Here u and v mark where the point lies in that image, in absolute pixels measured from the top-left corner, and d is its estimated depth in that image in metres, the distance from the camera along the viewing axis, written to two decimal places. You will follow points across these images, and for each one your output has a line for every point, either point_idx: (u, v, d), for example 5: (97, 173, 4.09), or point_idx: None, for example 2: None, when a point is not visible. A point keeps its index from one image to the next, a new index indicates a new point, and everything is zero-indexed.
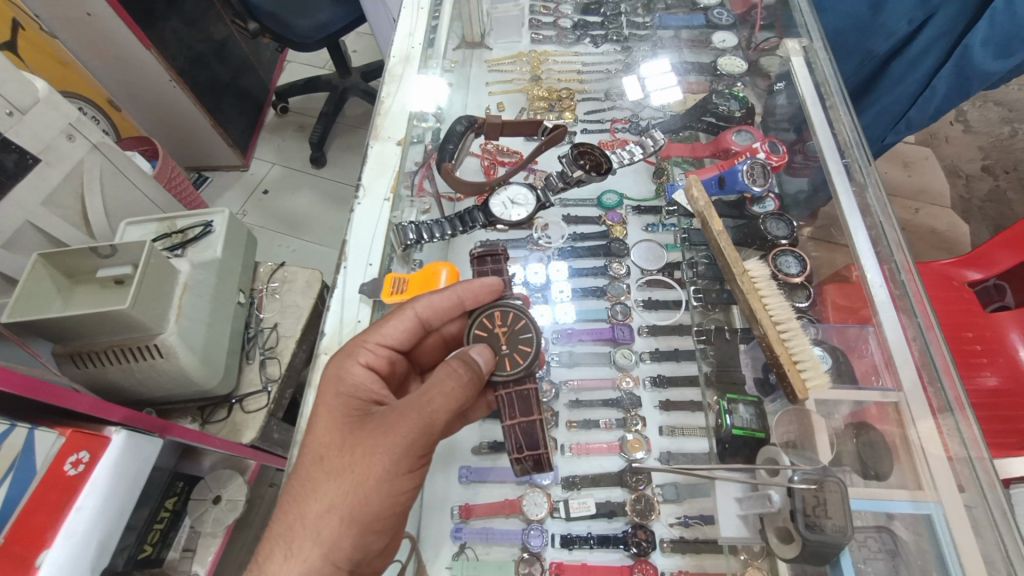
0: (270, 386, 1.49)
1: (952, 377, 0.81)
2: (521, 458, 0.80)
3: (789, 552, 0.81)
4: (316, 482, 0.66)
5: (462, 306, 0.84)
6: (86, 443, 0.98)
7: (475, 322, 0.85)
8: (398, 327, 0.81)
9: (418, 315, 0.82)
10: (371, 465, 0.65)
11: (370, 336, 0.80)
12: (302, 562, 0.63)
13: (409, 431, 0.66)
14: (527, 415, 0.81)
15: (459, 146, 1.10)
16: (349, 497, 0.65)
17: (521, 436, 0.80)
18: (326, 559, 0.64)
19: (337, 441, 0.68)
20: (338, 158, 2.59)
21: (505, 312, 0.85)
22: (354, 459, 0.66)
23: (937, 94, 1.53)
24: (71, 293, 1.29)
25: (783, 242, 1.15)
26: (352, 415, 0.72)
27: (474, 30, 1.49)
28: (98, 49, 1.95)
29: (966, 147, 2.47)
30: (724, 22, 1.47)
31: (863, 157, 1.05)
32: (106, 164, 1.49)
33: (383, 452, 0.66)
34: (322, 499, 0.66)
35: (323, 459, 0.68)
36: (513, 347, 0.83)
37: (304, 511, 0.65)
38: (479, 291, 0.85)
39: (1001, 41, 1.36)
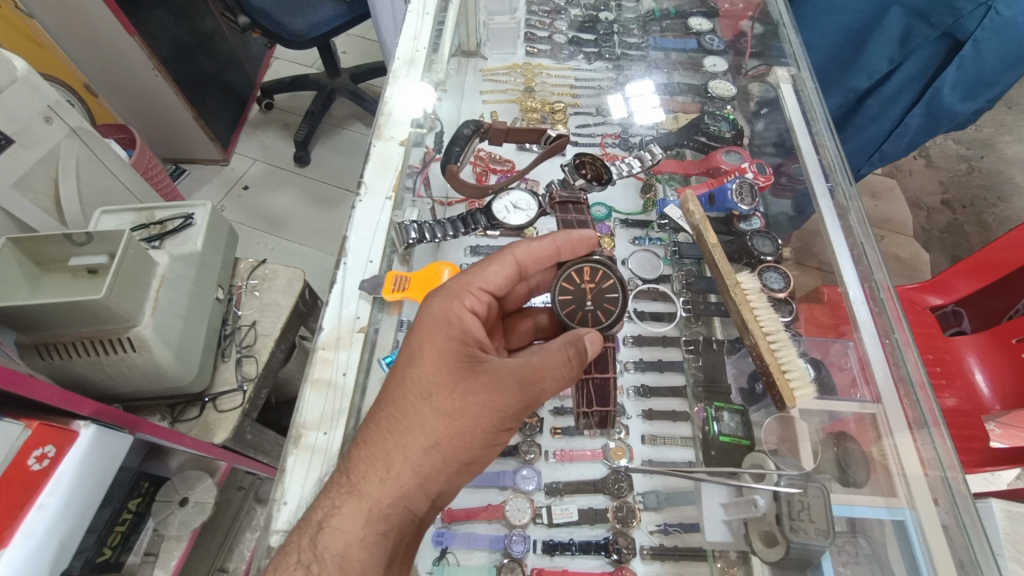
0: (246, 385, 1.45)
1: (927, 393, 0.85)
2: (589, 413, 0.93)
3: (772, 556, 0.85)
4: (423, 417, 0.70)
5: (557, 256, 0.89)
6: (53, 437, 0.93)
7: (563, 275, 0.89)
8: (497, 271, 0.85)
9: (518, 261, 0.86)
10: (478, 413, 0.70)
11: (474, 280, 0.83)
12: (399, 487, 0.67)
13: (517, 394, 0.72)
14: (603, 373, 0.93)
15: (465, 149, 1.12)
16: (454, 437, 0.70)
17: (593, 394, 0.92)
18: (419, 488, 0.68)
19: (447, 383, 0.72)
20: (323, 158, 2.57)
21: (594, 268, 0.91)
22: (469, 404, 0.70)
23: (909, 131, 1.64)
24: (39, 281, 1.24)
25: (769, 259, 1.19)
26: (460, 361, 0.74)
27: (471, 40, 1.52)
28: (78, 33, 1.89)
29: (927, 181, 2.62)
30: (716, 48, 1.54)
31: (846, 181, 1.11)
32: (84, 150, 1.45)
33: (493, 404, 0.71)
34: (426, 435, 0.69)
35: (431, 397, 0.71)
36: (600, 304, 0.89)
37: (406, 442, 0.69)
38: (572, 242, 0.90)
39: (968, 84, 1.48)
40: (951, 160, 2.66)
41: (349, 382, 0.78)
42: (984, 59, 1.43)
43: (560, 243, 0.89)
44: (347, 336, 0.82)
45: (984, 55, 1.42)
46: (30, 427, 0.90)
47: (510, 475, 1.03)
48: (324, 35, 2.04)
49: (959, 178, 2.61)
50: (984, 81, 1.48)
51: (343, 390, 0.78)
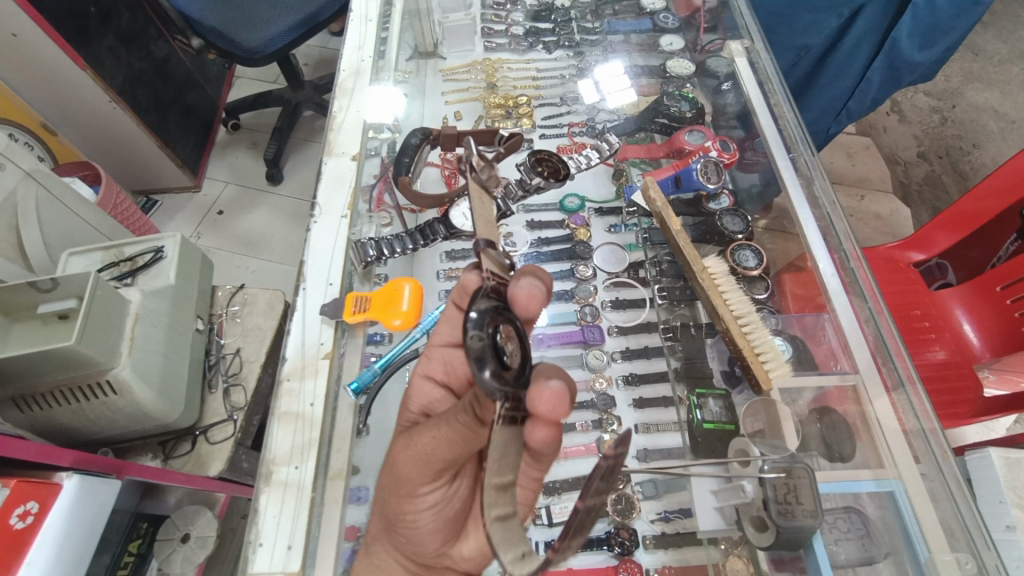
0: (236, 415, 1.43)
1: (902, 356, 0.86)
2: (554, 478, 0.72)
3: (765, 541, 0.84)
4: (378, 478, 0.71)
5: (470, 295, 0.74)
6: (34, 492, 0.91)
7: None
8: (449, 325, 0.79)
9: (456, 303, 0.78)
10: (387, 478, 0.65)
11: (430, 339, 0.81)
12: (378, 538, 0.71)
13: (411, 458, 0.61)
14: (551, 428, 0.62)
15: (414, 159, 1.03)
16: (386, 498, 0.67)
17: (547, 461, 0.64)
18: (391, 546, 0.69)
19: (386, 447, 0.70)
20: (294, 174, 2.53)
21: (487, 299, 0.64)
22: (385, 468, 0.67)
23: (873, 86, 1.64)
24: (10, 331, 1.21)
25: (740, 237, 1.18)
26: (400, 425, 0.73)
27: (426, 40, 1.49)
28: (27, 72, 1.84)
29: (902, 136, 2.61)
30: (670, 26, 1.51)
31: (809, 152, 1.10)
32: (43, 192, 1.41)
33: (395, 465, 0.64)
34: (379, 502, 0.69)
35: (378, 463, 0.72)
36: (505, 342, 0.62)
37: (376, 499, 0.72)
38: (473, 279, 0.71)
39: (924, 31, 1.48)
40: (923, 113, 2.66)
41: (318, 411, 0.77)
42: (936, 5, 1.43)
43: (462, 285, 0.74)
44: (312, 364, 0.81)
45: (937, 3, 1.43)
46: (9, 484, 0.88)
47: None
48: (283, 48, 2.00)
49: (932, 129, 2.61)
50: (939, 36, 1.49)
51: (313, 419, 0.76)
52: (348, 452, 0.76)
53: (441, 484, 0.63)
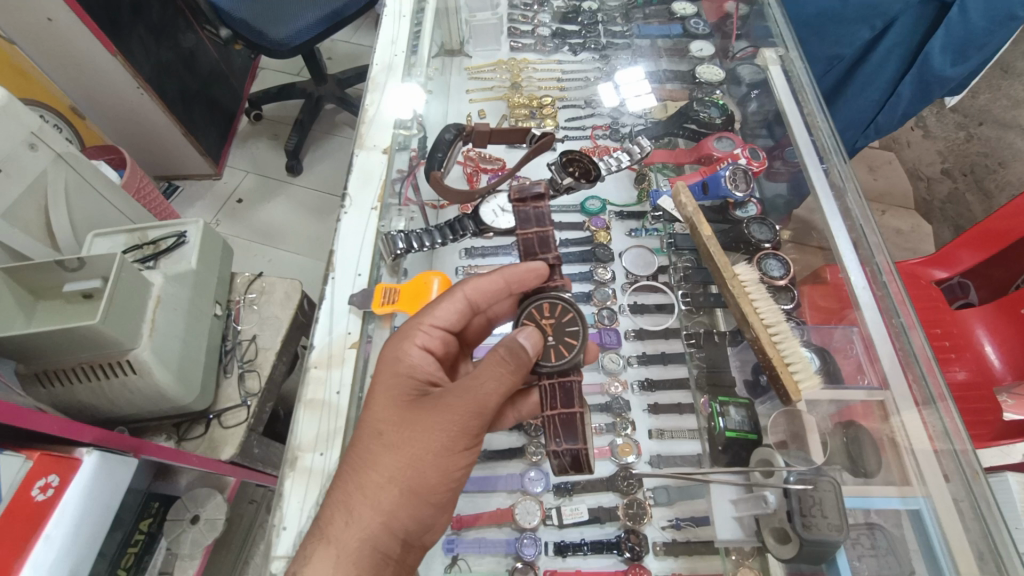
0: (250, 401, 1.44)
1: (935, 373, 0.84)
2: (558, 454, 0.75)
3: (786, 553, 0.83)
4: (375, 454, 0.67)
5: (508, 289, 0.83)
6: (55, 466, 0.93)
7: (522, 313, 0.84)
8: (449, 307, 0.82)
9: (468, 298, 0.82)
10: (430, 441, 0.66)
11: (423, 318, 0.80)
12: (363, 530, 0.64)
13: (470, 406, 0.66)
14: (569, 408, 0.77)
15: (447, 154, 1.08)
16: (410, 470, 0.66)
17: (559, 428, 0.76)
18: (383, 526, 0.65)
19: (395, 417, 0.69)
20: (314, 166, 2.55)
21: (553, 304, 0.84)
22: (413, 435, 0.67)
23: (903, 101, 1.62)
24: (36, 309, 1.24)
25: (767, 245, 1.17)
26: (410, 395, 0.72)
27: (453, 39, 1.50)
28: (60, 56, 1.87)
29: (926, 151, 2.58)
30: (701, 32, 1.50)
31: (841, 162, 1.09)
32: (72, 175, 1.44)
33: (439, 426, 0.66)
34: (379, 477, 0.66)
35: (381, 434, 0.69)
36: (560, 339, 0.80)
37: (365, 482, 0.66)
38: (524, 276, 0.83)
39: (956, 47, 1.45)
40: (949, 129, 2.62)
41: (343, 400, 0.77)
42: (971, 20, 1.41)
43: (507, 279, 0.82)
44: (339, 353, 0.81)
45: (971, 16, 1.41)
46: (31, 457, 0.90)
47: (518, 479, 1.03)
48: (308, 41, 2.01)
49: (957, 146, 2.57)
50: (971, 53, 1.47)
51: (337, 408, 0.77)
52: None
53: (474, 447, 0.69)
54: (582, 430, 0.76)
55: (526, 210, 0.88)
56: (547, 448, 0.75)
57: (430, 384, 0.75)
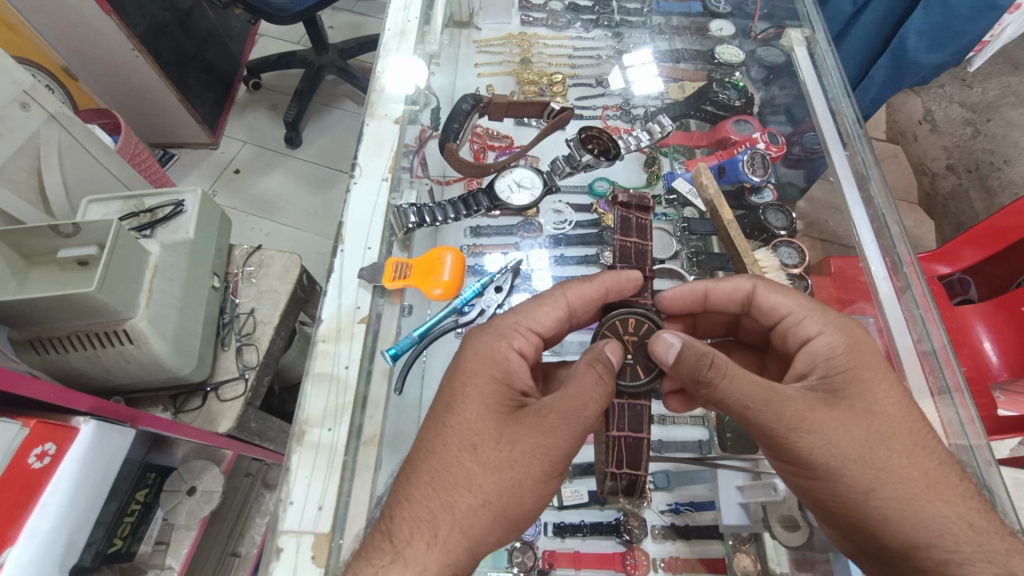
0: (247, 374, 1.43)
1: (952, 365, 0.84)
2: (618, 475, 0.77)
3: (795, 540, 0.86)
4: (469, 472, 0.63)
5: (606, 298, 0.83)
6: (52, 434, 0.91)
7: (607, 323, 0.84)
8: (550, 312, 0.80)
9: (569, 302, 0.81)
10: (531, 465, 0.64)
11: (522, 319, 0.79)
12: (448, 554, 0.59)
13: (572, 429, 0.66)
14: (637, 431, 0.78)
15: (464, 125, 1.11)
16: (507, 494, 0.63)
17: (625, 452, 0.78)
18: (469, 553, 0.60)
19: (494, 433, 0.65)
20: (313, 138, 2.50)
21: (639, 321, 0.84)
22: (515, 456, 0.64)
23: (875, 82, 1.63)
24: (28, 275, 1.21)
25: (782, 233, 1.15)
26: (506, 406, 0.68)
27: (462, 10, 1.45)
28: (50, 12, 1.80)
29: (932, 147, 2.55)
30: (722, 10, 1.45)
31: (864, 150, 1.06)
32: (65, 137, 1.39)
33: (543, 449, 0.65)
34: (474, 503, 0.61)
35: (475, 448, 0.64)
36: (639, 359, 0.82)
37: (456, 502, 0.61)
38: (622, 284, 0.84)
39: (933, 34, 1.46)
40: (955, 124, 2.59)
41: (352, 374, 0.76)
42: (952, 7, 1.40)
43: (607, 289, 0.82)
44: (348, 327, 0.80)
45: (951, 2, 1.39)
46: (28, 424, 0.88)
47: None
48: (309, 10, 1.95)
49: (964, 143, 2.54)
50: (946, 32, 1.45)
51: (347, 382, 0.76)
52: (381, 421, 0.74)
53: (564, 475, 0.67)
54: (646, 458, 0.78)
55: (629, 218, 0.92)
56: (606, 468, 0.77)
57: (522, 394, 0.72)
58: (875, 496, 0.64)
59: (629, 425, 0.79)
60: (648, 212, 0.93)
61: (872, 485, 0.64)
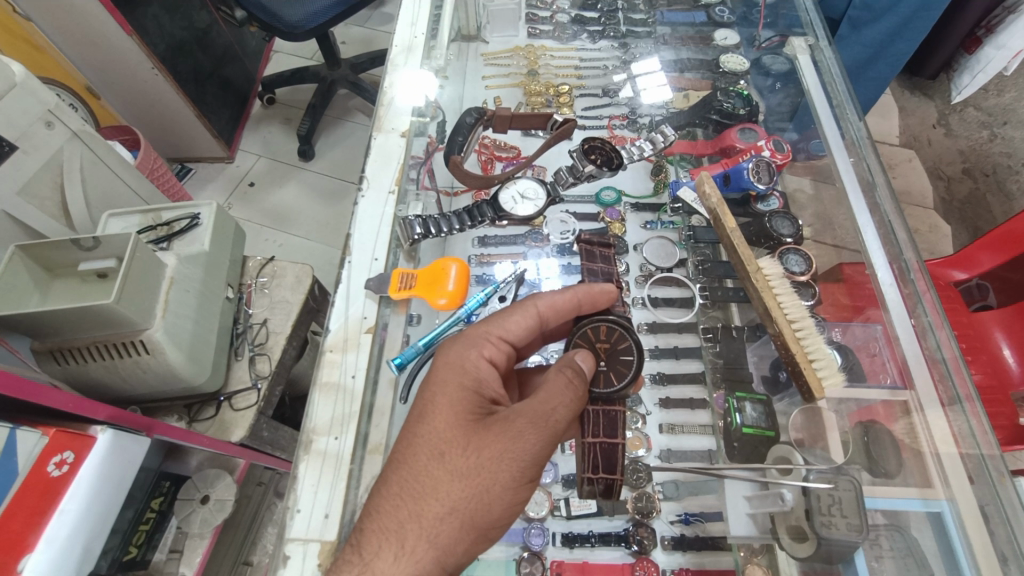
0: (260, 383, 1.45)
1: (962, 373, 0.83)
2: (593, 479, 0.78)
3: (801, 551, 0.83)
4: (438, 479, 0.64)
5: (578, 310, 0.83)
6: (70, 443, 0.93)
7: (579, 331, 0.85)
8: (520, 322, 0.79)
9: (541, 313, 0.79)
10: (499, 472, 0.64)
11: (494, 328, 0.78)
12: (415, 564, 0.60)
13: (541, 433, 0.66)
14: (611, 437, 0.79)
15: (468, 137, 1.12)
16: (474, 500, 0.63)
17: (599, 458, 0.78)
18: (437, 563, 0.61)
19: (461, 439, 0.66)
20: (325, 151, 2.54)
21: (611, 328, 0.85)
22: (481, 462, 0.64)
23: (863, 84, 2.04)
24: (49, 287, 1.24)
25: (789, 240, 1.15)
26: (473, 413, 0.69)
27: (471, 23, 1.49)
28: (75, 34, 1.87)
29: (947, 150, 2.52)
30: (726, 20, 1.47)
31: (870, 156, 1.06)
32: (87, 153, 1.43)
33: (512, 454, 0.65)
34: (441, 512, 0.62)
35: (444, 456, 0.65)
36: (612, 366, 0.82)
37: (424, 511, 0.62)
38: (594, 295, 0.84)
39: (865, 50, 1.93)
40: (972, 128, 2.56)
41: (358, 384, 0.77)
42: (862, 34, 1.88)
43: (581, 299, 0.83)
44: (354, 337, 0.81)
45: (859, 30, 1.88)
46: (47, 433, 0.90)
47: None
48: (322, 25, 1.98)
49: (980, 146, 2.51)
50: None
51: (353, 392, 0.77)
52: (386, 429, 0.77)
53: (534, 480, 0.67)
54: (621, 461, 0.78)
55: (593, 249, 0.96)
56: (582, 474, 0.78)
57: (492, 402, 0.73)
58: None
59: (604, 430, 0.79)
60: (611, 247, 0.98)
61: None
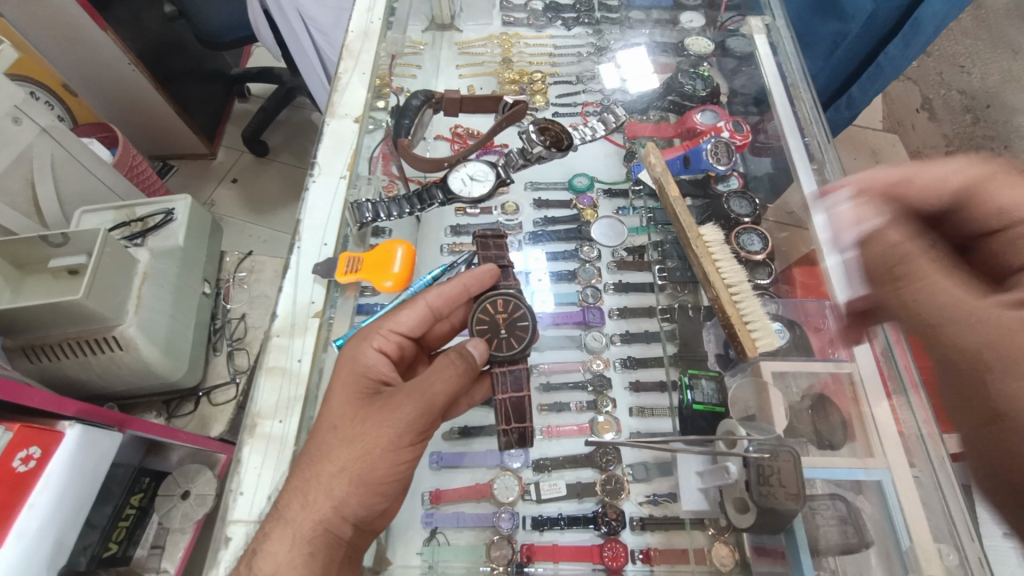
0: (238, 378, 1.46)
1: (899, 346, 0.86)
2: (508, 430, 0.83)
3: (745, 521, 0.83)
4: (330, 447, 0.67)
5: (467, 293, 0.85)
6: (37, 437, 0.93)
7: (478, 308, 0.86)
8: (411, 314, 0.82)
9: (429, 305, 0.82)
10: (379, 435, 0.67)
11: (383, 322, 0.81)
12: (317, 515, 0.64)
13: (417, 405, 0.69)
14: (519, 391, 0.84)
15: (415, 120, 1.11)
16: (365, 461, 0.66)
17: (511, 412, 0.84)
18: (336, 512, 0.65)
19: (350, 412, 0.69)
20: (293, 141, 2.54)
21: (506, 300, 0.87)
22: (365, 430, 0.68)
23: None
24: (21, 284, 1.24)
25: (746, 221, 1.16)
26: (363, 395, 0.72)
27: (444, 13, 1.48)
28: (47, 30, 1.84)
29: (931, 134, 2.51)
30: (690, 3, 1.45)
31: (820, 133, 1.09)
32: (57, 149, 1.42)
33: (389, 423, 0.68)
34: (331, 469, 0.65)
35: (337, 429, 0.69)
36: (511, 332, 0.86)
37: (318, 471, 0.66)
38: (477, 276, 0.86)
39: None
40: (956, 112, 2.54)
41: (304, 367, 0.78)
42: None
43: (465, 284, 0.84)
44: (302, 322, 0.81)
45: None
46: (12, 428, 0.89)
47: (496, 455, 1.03)
48: None
49: (965, 130, 2.48)
50: (959, 2, 1.37)
51: (299, 375, 0.77)
52: None
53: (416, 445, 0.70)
54: (531, 411, 0.84)
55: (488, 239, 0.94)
56: (498, 427, 0.83)
57: (385, 384, 0.75)
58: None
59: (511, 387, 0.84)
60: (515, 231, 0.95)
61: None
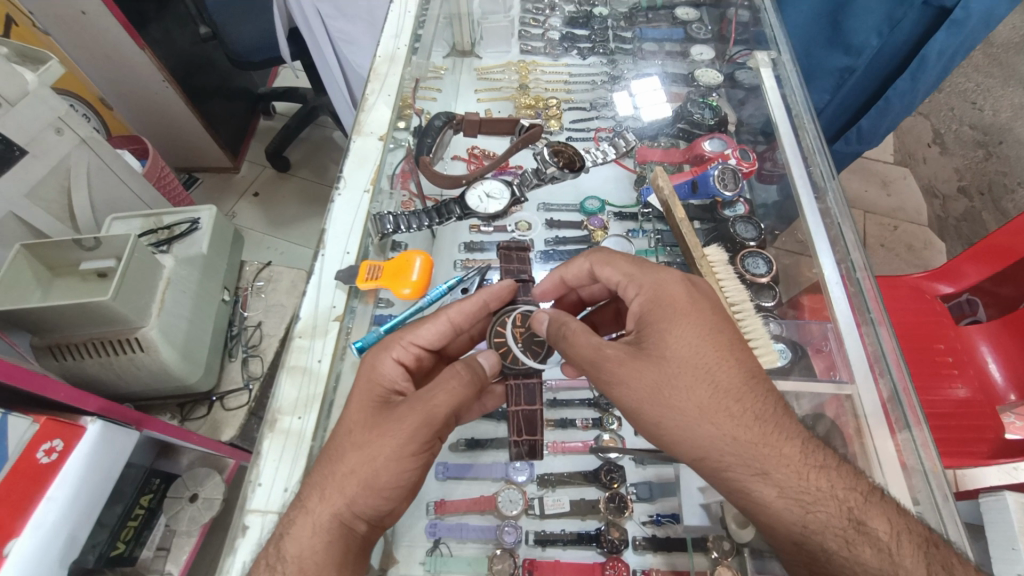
0: (251, 384, 1.50)
1: (900, 367, 0.86)
2: (519, 441, 0.85)
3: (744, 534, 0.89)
4: (343, 451, 0.70)
5: (486, 308, 0.88)
6: (59, 431, 0.97)
7: (497, 321, 0.90)
8: (432, 328, 0.84)
9: (451, 319, 0.85)
10: (384, 442, 0.69)
11: (404, 333, 0.83)
12: (330, 512, 0.66)
13: (417, 414, 0.70)
14: (530, 404, 0.86)
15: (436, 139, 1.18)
16: (372, 466, 0.68)
17: (523, 423, 0.86)
18: (348, 509, 0.67)
19: (364, 420, 0.72)
20: (314, 158, 2.63)
21: (525, 315, 0.91)
22: (371, 436, 0.70)
23: None
24: (51, 285, 1.29)
25: (752, 244, 1.19)
26: (376, 402, 0.75)
27: (464, 39, 1.57)
28: (90, 48, 1.96)
29: (942, 168, 2.52)
30: (701, 37, 1.53)
31: (824, 162, 1.11)
32: (93, 158, 1.49)
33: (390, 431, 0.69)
34: (341, 471, 0.68)
35: (351, 433, 0.72)
36: (527, 346, 0.88)
37: (333, 471, 0.69)
38: (498, 292, 0.89)
39: None
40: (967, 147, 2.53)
41: (323, 368, 0.81)
42: None
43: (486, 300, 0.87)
44: (322, 325, 0.85)
45: None
46: (38, 420, 0.93)
47: (501, 467, 1.04)
48: None
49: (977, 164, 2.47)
50: (963, 40, 1.41)
51: (318, 375, 0.80)
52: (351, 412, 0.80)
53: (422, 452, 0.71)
54: (543, 424, 0.86)
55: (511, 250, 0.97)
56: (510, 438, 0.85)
57: (400, 394, 0.78)
58: (769, 479, 0.67)
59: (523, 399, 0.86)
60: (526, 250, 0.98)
61: (722, 449, 0.69)
